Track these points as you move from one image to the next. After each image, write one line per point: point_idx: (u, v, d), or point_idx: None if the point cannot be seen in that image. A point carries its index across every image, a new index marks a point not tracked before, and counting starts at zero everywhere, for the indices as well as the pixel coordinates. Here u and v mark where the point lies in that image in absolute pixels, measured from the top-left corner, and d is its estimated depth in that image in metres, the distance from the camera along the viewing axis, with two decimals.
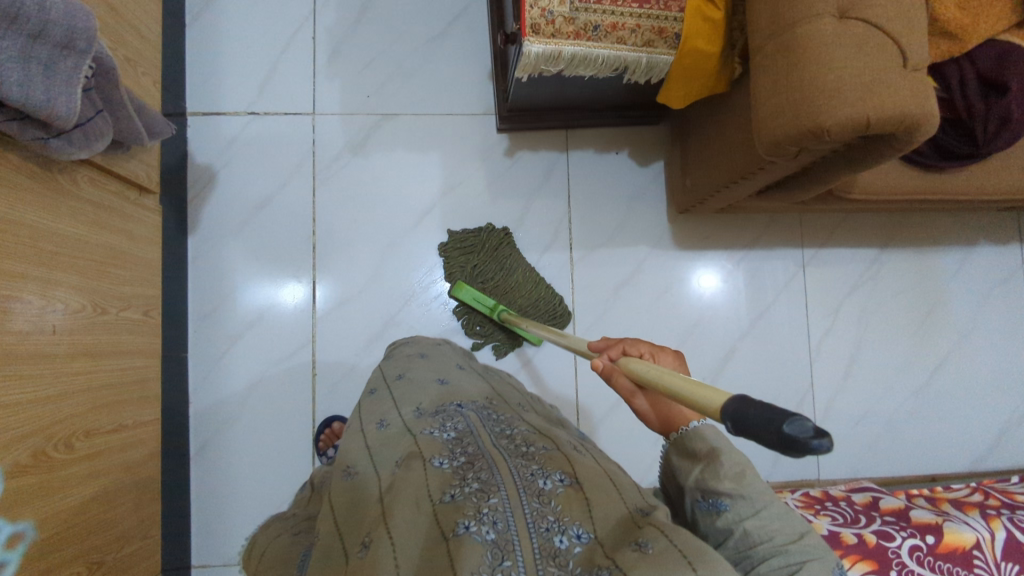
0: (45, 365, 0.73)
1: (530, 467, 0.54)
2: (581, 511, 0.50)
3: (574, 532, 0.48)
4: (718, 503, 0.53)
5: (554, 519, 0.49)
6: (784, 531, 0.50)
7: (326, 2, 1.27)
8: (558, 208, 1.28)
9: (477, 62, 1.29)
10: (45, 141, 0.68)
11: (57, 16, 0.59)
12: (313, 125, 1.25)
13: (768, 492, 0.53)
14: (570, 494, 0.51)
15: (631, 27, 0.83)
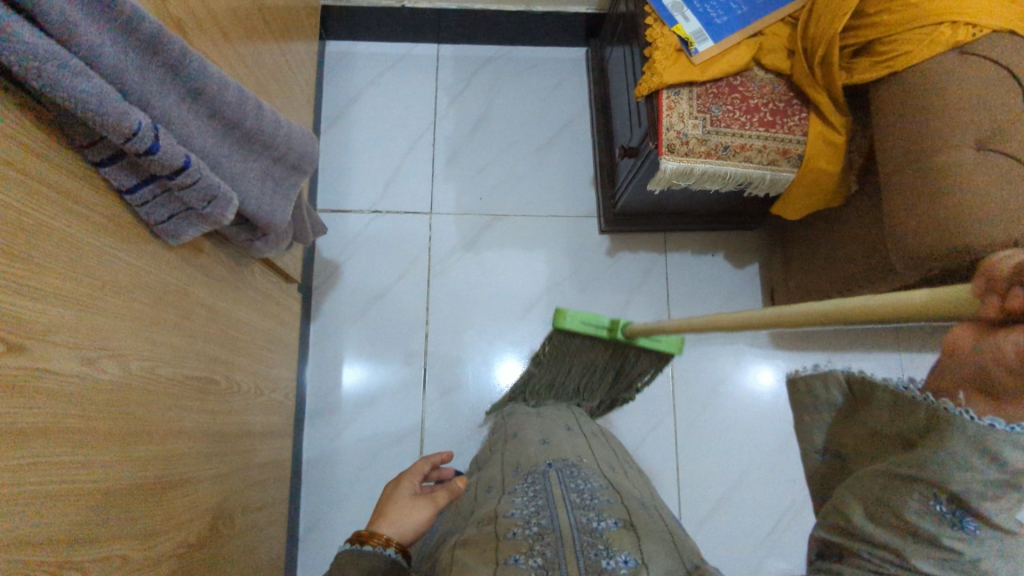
0: (222, 443, 0.79)
1: (588, 514, 0.57)
2: (632, 546, 0.52)
3: (621, 559, 0.50)
4: (969, 522, 0.37)
5: (604, 547, 0.52)
6: None
7: (446, 115, 1.41)
8: (658, 306, 1.33)
9: (581, 169, 1.39)
10: (253, 242, 0.77)
11: (294, 144, 0.69)
12: (430, 222, 1.35)
13: None
14: (622, 533, 0.54)
15: (758, 148, 0.91)
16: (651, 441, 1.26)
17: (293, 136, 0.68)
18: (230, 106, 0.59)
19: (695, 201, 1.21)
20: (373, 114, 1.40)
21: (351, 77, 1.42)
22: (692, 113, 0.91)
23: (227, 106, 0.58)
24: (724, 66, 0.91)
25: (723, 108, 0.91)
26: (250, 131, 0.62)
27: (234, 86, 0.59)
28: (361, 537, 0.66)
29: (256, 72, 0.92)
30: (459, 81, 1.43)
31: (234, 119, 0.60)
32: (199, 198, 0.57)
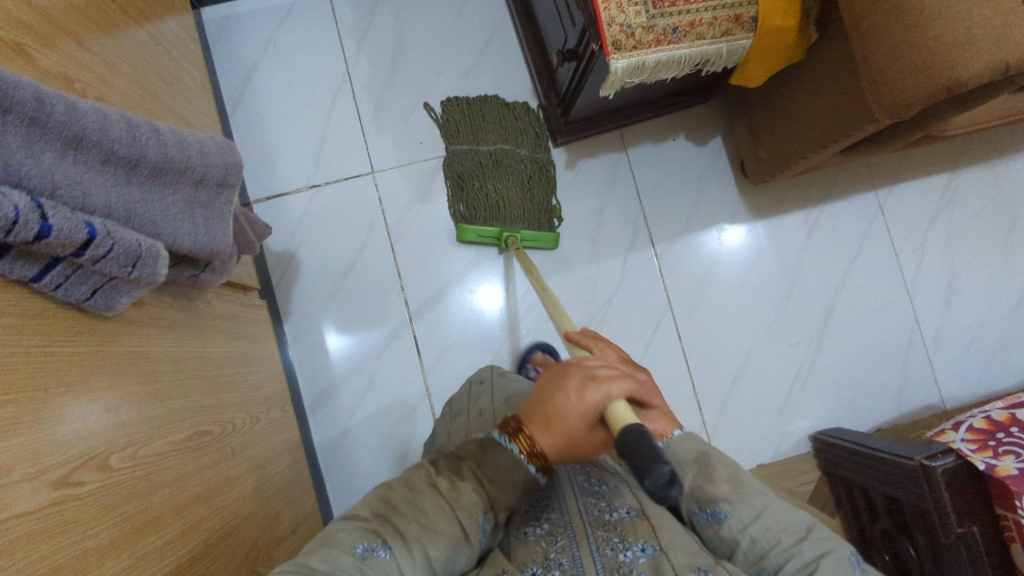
0: (234, 491, 0.73)
1: (598, 503, 0.65)
2: (643, 534, 0.61)
3: (638, 549, 0.59)
4: (719, 511, 0.65)
5: (620, 540, 0.60)
6: (788, 532, 0.62)
7: (356, 60, 1.27)
8: (632, 206, 1.27)
9: (517, 82, 1.28)
10: (198, 276, 0.68)
11: (215, 160, 0.59)
12: (375, 183, 1.25)
13: (762, 497, 0.65)
14: (635, 522, 0.62)
15: (709, 21, 0.83)
16: (657, 344, 1.25)
17: (210, 154, 0.58)
18: (123, 145, 0.49)
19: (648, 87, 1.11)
20: (279, 81, 1.26)
21: (241, 44, 1.26)
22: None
23: (119, 146, 0.48)
24: None
25: None
26: (159, 164, 0.52)
27: (116, 120, 0.49)
28: (509, 427, 0.62)
29: (133, 75, 0.79)
30: (361, 18, 1.27)
31: (135, 157, 0.50)
32: (121, 264, 0.48)
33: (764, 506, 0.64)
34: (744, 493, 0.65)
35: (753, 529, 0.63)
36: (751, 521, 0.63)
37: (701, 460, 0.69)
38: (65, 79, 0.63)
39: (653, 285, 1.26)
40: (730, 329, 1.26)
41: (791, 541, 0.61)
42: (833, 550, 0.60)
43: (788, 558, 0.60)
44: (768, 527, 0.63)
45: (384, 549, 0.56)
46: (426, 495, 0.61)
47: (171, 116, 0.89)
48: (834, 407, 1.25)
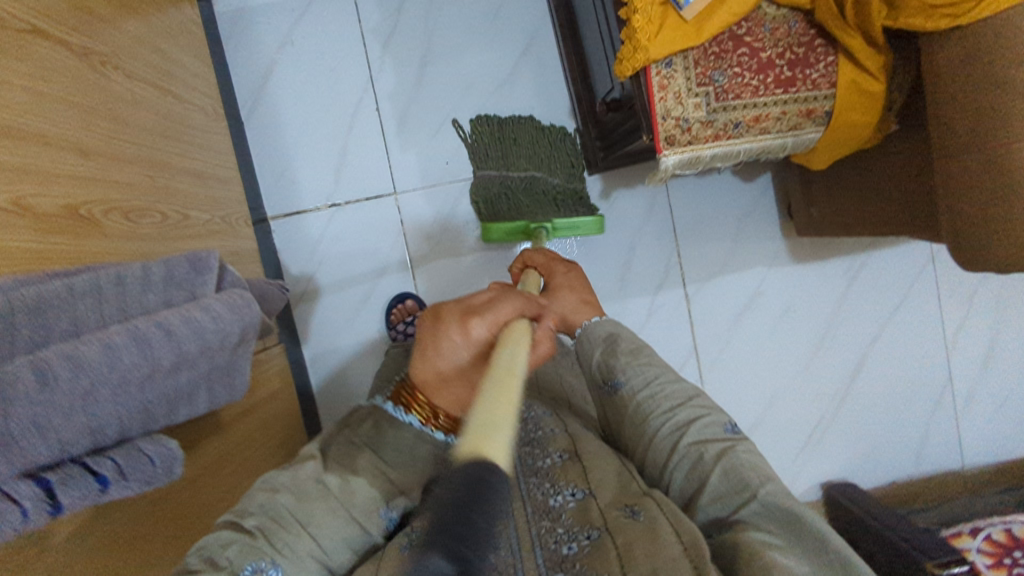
0: None
1: (535, 452, 0.69)
2: (575, 479, 0.62)
3: (567, 494, 0.60)
4: (618, 384, 0.69)
5: (551, 485, 0.62)
6: (675, 395, 0.65)
7: (382, 66, 1.16)
8: (666, 243, 1.20)
9: (555, 99, 1.18)
10: None
11: (231, 322, 0.57)
12: (398, 205, 1.18)
13: (659, 370, 0.68)
14: (567, 466, 0.64)
15: (776, 115, 0.74)
16: None
17: (225, 323, 0.56)
18: (137, 369, 0.46)
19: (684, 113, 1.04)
20: (298, 85, 1.16)
21: (256, 41, 1.15)
22: (692, 88, 0.72)
23: (133, 373, 0.46)
24: (724, 17, 0.70)
25: (728, 74, 0.72)
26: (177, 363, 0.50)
27: (127, 344, 0.46)
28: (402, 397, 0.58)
29: (141, 155, 0.73)
30: (387, 16, 1.16)
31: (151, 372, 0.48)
32: (140, 483, 0.47)
33: (657, 376, 0.68)
34: (641, 364, 0.69)
35: (642, 401, 0.66)
36: (643, 388, 0.67)
37: (609, 337, 0.74)
38: (67, 207, 0.58)
39: (681, 327, 1.21)
40: (754, 375, 1.22)
41: (676, 403, 0.65)
42: (714, 417, 0.63)
43: (675, 420, 0.63)
44: (658, 395, 0.66)
45: (277, 568, 0.50)
46: (311, 494, 0.55)
47: (184, 174, 0.83)
48: (852, 459, 1.24)
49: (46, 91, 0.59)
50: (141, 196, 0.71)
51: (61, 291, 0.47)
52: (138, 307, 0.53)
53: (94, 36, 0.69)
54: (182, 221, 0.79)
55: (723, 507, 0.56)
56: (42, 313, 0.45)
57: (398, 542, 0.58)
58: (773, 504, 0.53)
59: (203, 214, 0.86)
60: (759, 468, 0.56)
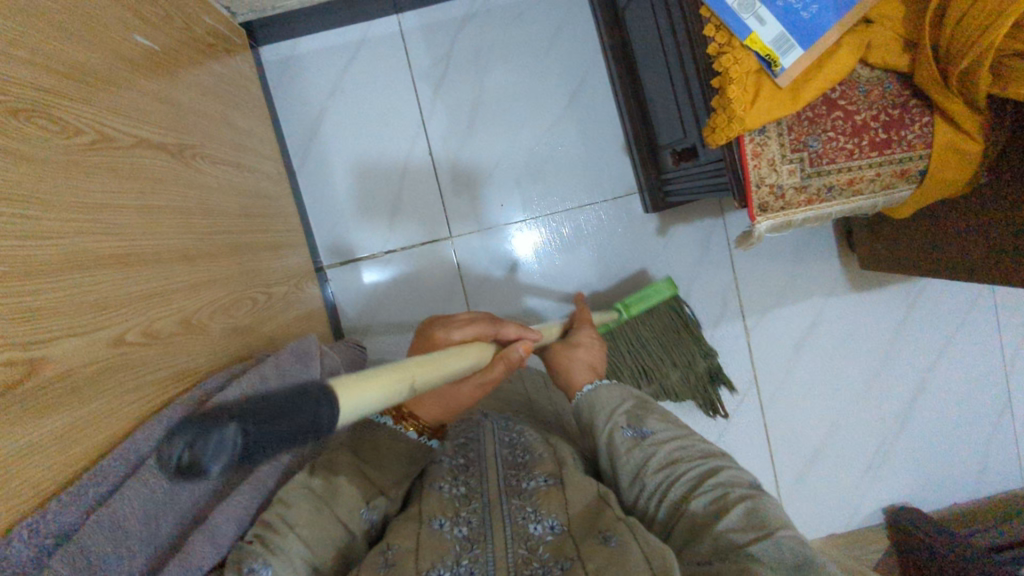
0: None
1: (517, 471, 0.58)
2: (559, 507, 0.53)
3: (548, 523, 0.51)
4: (638, 427, 0.63)
5: (532, 510, 0.52)
6: (698, 445, 0.61)
7: (433, 109, 1.15)
8: (725, 276, 1.19)
9: (610, 136, 1.17)
10: None
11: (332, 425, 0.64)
12: (454, 248, 1.17)
13: (680, 425, 0.64)
14: (551, 491, 0.54)
15: (871, 177, 0.73)
16: (740, 419, 1.21)
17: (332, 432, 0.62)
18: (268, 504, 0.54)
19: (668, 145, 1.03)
20: (349, 132, 1.15)
21: (305, 89, 1.14)
22: (786, 155, 0.71)
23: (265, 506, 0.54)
24: (822, 82, 0.69)
25: (823, 139, 0.71)
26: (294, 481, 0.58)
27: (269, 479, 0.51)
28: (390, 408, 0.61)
29: (228, 242, 0.72)
30: (437, 60, 1.15)
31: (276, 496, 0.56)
32: None
33: (689, 435, 0.63)
34: (661, 413, 0.66)
35: (673, 448, 0.60)
36: (669, 436, 0.62)
37: (640, 397, 0.68)
38: (181, 321, 0.57)
39: (742, 359, 1.20)
40: (815, 404, 1.22)
41: (695, 456, 0.60)
42: (740, 474, 0.58)
43: (697, 470, 0.57)
44: (687, 448, 0.61)
45: (267, 567, 0.45)
46: (298, 498, 0.52)
47: (263, 250, 0.82)
48: (912, 483, 1.25)
49: (153, 203, 0.58)
50: (233, 288, 0.70)
51: (212, 418, 0.52)
52: (263, 413, 0.59)
53: (182, 129, 0.68)
54: (266, 300, 0.78)
55: (728, 543, 0.49)
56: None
57: (371, 561, 0.47)
58: (786, 552, 0.48)
59: (279, 288, 0.85)
60: (783, 524, 0.51)
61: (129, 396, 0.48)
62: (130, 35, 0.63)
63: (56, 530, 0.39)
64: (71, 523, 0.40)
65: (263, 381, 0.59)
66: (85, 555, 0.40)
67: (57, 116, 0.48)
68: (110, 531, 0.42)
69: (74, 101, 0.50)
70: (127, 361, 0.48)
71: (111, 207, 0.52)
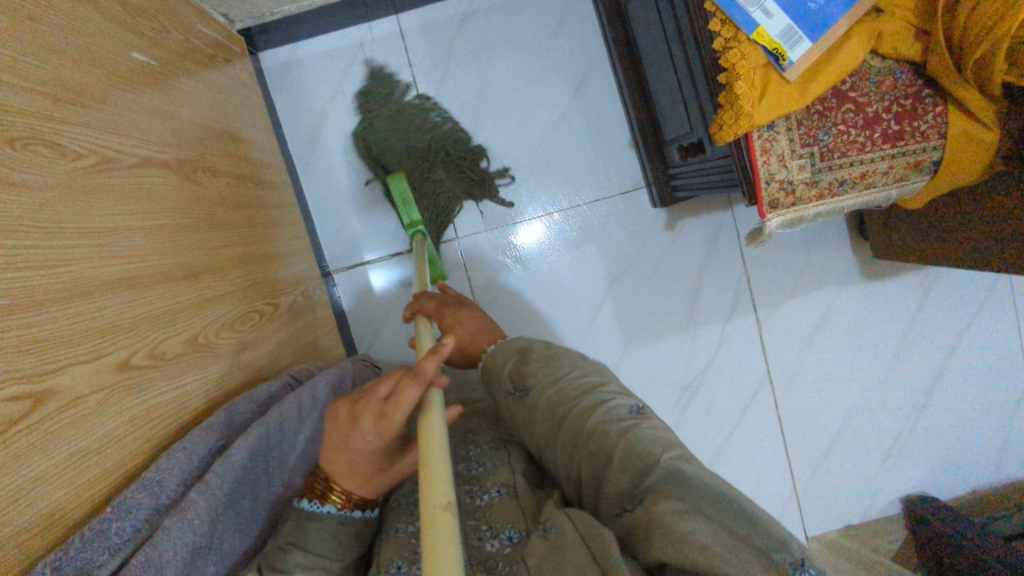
0: None
1: (471, 488, 0.57)
2: (513, 514, 0.52)
3: (504, 535, 0.50)
4: (525, 388, 0.61)
5: (486, 525, 0.52)
6: (581, 385, 0.59)
7: (436, 109, 1.14)
8: (735, 268, 1.18)
9: (615, 131, 1.16)
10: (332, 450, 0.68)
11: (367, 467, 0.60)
12: (461, 249, 1.17)
13: (570, 366, 0.62)
14: (504, 502, 0.54)
15: (883, 170, 0.72)
16: (753, 412, 1.20)
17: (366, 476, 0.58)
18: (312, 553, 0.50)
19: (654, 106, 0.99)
20: (351, 135, 1.14)
21: (306, 93, 1.13)
22: (797, 150, 0.70)
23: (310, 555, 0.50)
24: (832, 74, 0.67)
25: (834, 132, 0.70)
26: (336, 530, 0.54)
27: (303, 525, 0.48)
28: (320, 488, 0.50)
29: (233, 255, 0.71)
30: (438, 59, 1.13)
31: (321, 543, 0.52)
32: None
33: (564, 372, 0.60)
34: (551, 360, 0.63)
35: (553, 397, 0.58)
36: (552, 385, 0.59)
37: (522, 349, 0.66)
38: (188, 339, 0.57)
39: (754, 351, 1.19)
40: (830, 396, 1.21)
41: (578, 395, 0.57)
42: (619, 401, 0.56)
43: (578, 411, 0.55)
44: (565, 390, 0.58)
45: None
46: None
47: (269, 261, 0.82)
48: (930, 472, 1.23)
49: (156, 222, 0.58)
50: (240, 302, 0.70)
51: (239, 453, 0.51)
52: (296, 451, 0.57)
53: (183, 144, 0.68)
54: (272, 312, 0.78)
55: (626, 484, 0.47)
56: (228, 487, 0.48)
57: None
58: (672, 470, 0.45)
59: (287, 297, 0.84)
60: (669, 444, 0.48)
61: (139, 421, 0.48)
62: (127, 52, 0.62)
63: (77, 567, 0.38)
64: (95, 560, 0.39)
65: (293, 413, 0.57)
66: None
67: (56, 142, 0.47)
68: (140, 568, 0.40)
69: (72, 124, 0.50)
70: (136, 387, 0.48)
71: (116, 230, 0.51)
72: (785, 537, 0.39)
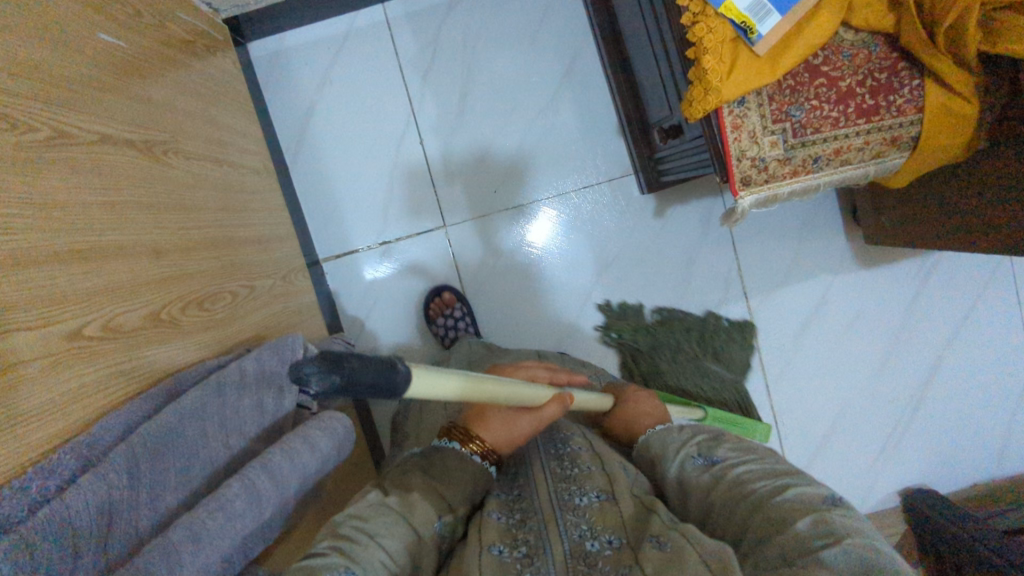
0: None
1: (568, 488, 0.56)
2: (614, 522, 0.51)
3: (605, 539, 0.49)
4: (713, 458, 0.58)
5: (587, 528, 0.51)
6: (776, 466, 0.54)
7: (423, 98, 1.14)
8: (727, 256, 1.16)
9: (603, 118, 1.15)
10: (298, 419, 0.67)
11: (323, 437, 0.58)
12: (448, 237, 1.16)
13: (771, 454, 0.57)
14: (605, 508, 0.52)
15: (858, 146, 0.70)
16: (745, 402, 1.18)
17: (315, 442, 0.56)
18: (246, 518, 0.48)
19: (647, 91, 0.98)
20: (339, 124, 1.15)
21: (295, 83, 1.14)
22: (768, 126, 0.69)
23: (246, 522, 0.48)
24: (802, 47, 0.66)
25: (807, 107, 0.68)
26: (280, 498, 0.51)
27: (235, 494, 0.48)
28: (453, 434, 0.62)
29: (205, 236, 0.72)
30: (426, 47, 1.14)
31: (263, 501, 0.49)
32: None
33: (762, 456, 0.57)
34: (745, 445, 0.59)
35: (747, 470, 0.54)
36: (741, 461, 0.56)
37: (712, 435, 0.62)
38: (147, 315, 0.58)
39: (747, 340, 1.17)
40: (825, 386, 1.18)
41: (768, 474, 0.53)
42: (816, 487, 0.51)
43: (768, 487, 0.51)
44: (757, 466, 0.55)
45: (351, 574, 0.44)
46: (375, 512, 0.51)
47: (246, 245, 0.82)
48: (930, 464, 1.20)
49: (119, 198, 0.58)
50: (211, 282, 0.70)
51: (173, 417, 0.50)
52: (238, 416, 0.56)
53: (153, 125, 0.69)
54: (247, 294, 0.78)
55: (801, 552, 0.44)
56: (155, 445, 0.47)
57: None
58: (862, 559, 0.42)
59: (265, 281, 0.85)
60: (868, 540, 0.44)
61: (88, 389, 0.48)
62: (94, 33, 0.63)
63: None
64: (12, 518, 0.38)
65: (233, 383, 0.57)
66: (25, 542, 0.37)
67: (5, 112, 0.48)
68: (61, 522, 0.39)
69: (28, 98, 0.51)
70: (84, 357, 0.48)
71: (70, 203, 0.52)
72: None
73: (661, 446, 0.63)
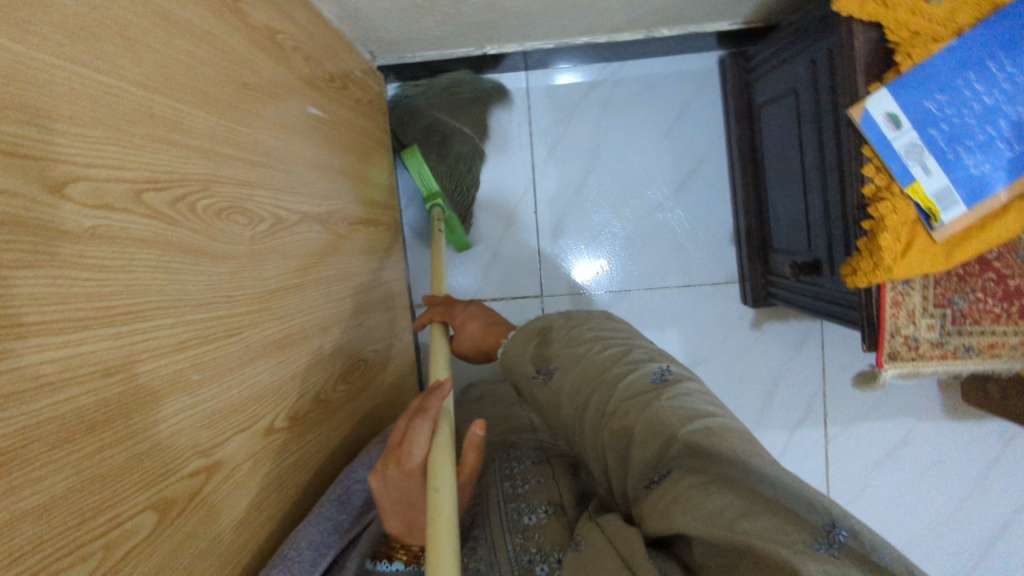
0: None
1: (515, 509, 0.57)
2: (555, 536, 0.53)
3: (548, 556, 0.50)
4: (548, 370, 0.58)
5: (535, 549, 0.51)
6: (610, 356, 0.55)
7: (546, 168, 1.16)
8: (814, 380, 1.16)
9: (718, 221, 1.16)
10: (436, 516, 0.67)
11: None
12: (543, 308, 1.17)
13: (598, 342, 0.57)
14: (550, 525, 0.54)
15: (1013, 344, 0.72)
16: None
17: None
18: None
19: (778, 192, 0.98)
20: None
21: None
22: (929, 309, 0.70)
23: None
24: (978, 244, 0.66)
25: (971, 298, 0.70)
26: None
27: None
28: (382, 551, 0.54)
29: (352, 303, 0.74)
30: (559, 120, 1.15)
31: None
32: None
33: (586, 350, 0.57)
34: (577, 337, 0.59)
35: (577, 377, 0.55)
36: (575, 367, 0.55)
37: (542, 331, 0.62)
38: (313, 398, 0.59)
39: (817, 465, 1.17)
40: (885, 527, 1.18)
41: (605, 369, 0.54)
42: (641, 370, 0.52)
43: (629, 382, 0.51)
44: (586, 366, 0.55)
45: None
46: None
47: (376, 305, 0.84)
48: None
49: (306, 278, 0.60)
50: (353, 352, 0.72)
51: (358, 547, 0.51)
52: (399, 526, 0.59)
53: (331, 194, 0.71)
54: (374, 358, 0.80)
55: (654, 468, 0.45)
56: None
57: None
58: (694, 446, 0.43)
59: (385, 342, 0.87)
60: (692, 418, 0.46)
61: (272, 486, 0.50)
62: (302, 106, 0.66)
63: None
64: None
65: None
66: None
67: (249, 207, 0.50)
68: None
69: (262, 189, 0.53)
70: (272, 452, 0.50)
71: (278, 293, 0.54)
72: (823, 505, 0.37)
73: (513, 367, 0.62)
